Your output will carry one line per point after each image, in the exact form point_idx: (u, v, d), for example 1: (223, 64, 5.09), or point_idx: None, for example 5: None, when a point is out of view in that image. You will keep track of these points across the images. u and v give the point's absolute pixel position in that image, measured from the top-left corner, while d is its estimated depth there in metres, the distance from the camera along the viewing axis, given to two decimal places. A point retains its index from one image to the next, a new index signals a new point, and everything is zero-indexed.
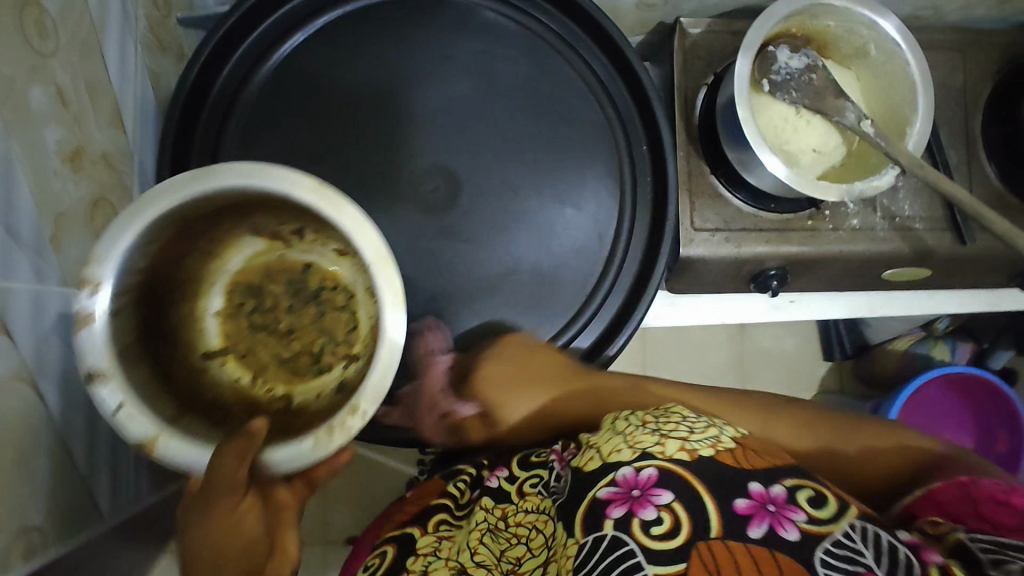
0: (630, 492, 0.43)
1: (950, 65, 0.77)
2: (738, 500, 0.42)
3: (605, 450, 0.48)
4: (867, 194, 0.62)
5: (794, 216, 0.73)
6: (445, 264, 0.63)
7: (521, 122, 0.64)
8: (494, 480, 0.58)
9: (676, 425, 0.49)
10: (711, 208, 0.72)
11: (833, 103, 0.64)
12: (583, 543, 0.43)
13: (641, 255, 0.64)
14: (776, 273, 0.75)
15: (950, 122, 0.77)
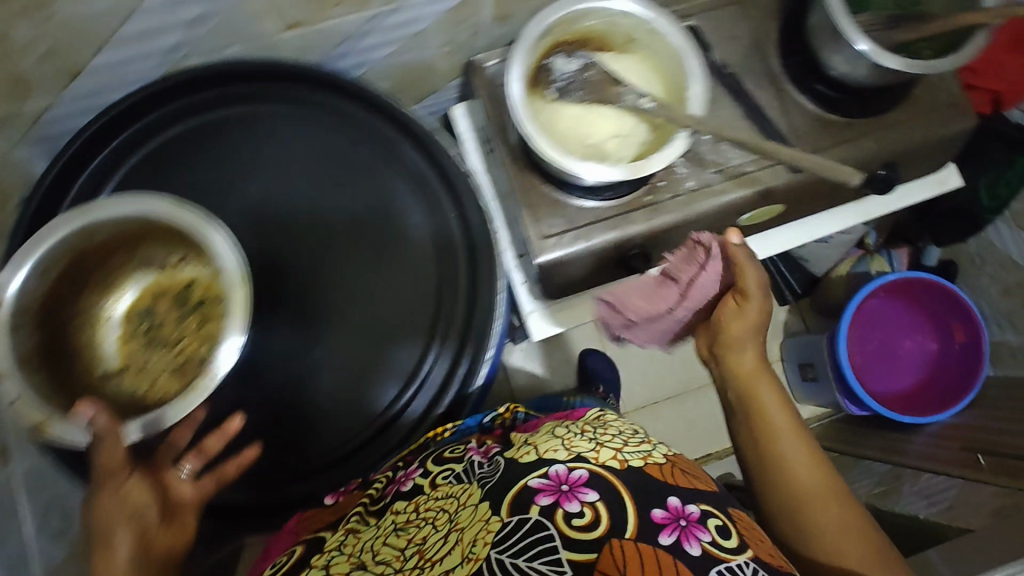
0: (559, 486, 0.58)
1: (734, 17, 0.82)
2: (655, 509, 0.55)
3: (544, 448, 0.63)
4: (662, 164, 0.66)
5: (632, 197, 0.77)
6: (307, 347, 0.72)
7: (336, 199, 0.73)
8: (406, 483, 0.68)
9: (612, 437, 0.64)
10: (552, 214, 0.76)
11: (612, 92, 0.68)
12: (505, 521, 0.56)
13: (466, 292, 0.71)
14: (637, 254, 0.79)
15: (752, 68, 0.81)
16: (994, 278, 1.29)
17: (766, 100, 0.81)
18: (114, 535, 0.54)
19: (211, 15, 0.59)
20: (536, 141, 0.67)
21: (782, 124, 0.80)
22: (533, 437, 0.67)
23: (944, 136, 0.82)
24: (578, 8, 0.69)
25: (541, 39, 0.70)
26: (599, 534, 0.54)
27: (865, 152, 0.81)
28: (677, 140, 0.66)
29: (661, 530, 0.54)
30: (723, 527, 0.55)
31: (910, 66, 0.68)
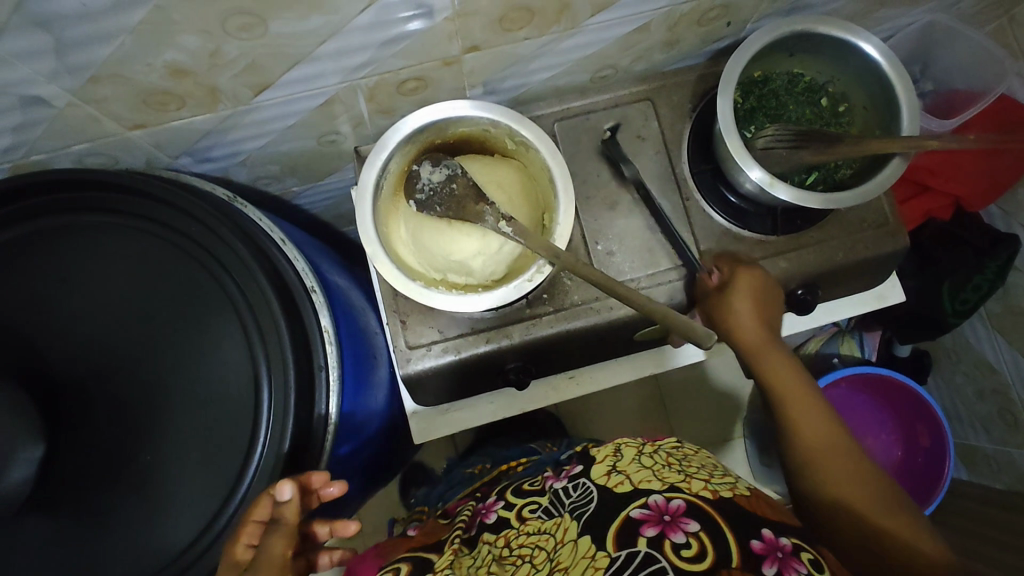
0: (662, 516, 0.58)
1: (644, 115, 0.76)
2: (753, 541, 0.55)
3: (636, 477, 0.65)
4: (519, 293, 0.61)
5: (511, 310, 0.71)
6: (79, 490, 0.56)
7: (120, 304, 0.58)
8: (491, 515, 0.72)
9: (698, 471, 0.67)
10: (422, 323, 0.71)
11: (474, 208, 0.63)
12: (616, 555, 0.55)
13: (278, 420, 0.56)
14: (515, 367, 0.74)
15: (659, 171, 0.75)
16: (969, 377, 1.17)
17: (671, 208, 0.74)
18: None
19: (35, 121, 0.57)
20: (380, 261, 0.62)
21: (686, 235, 0.74)
22: (618, 463, 0.69)
23: (870, 257, 0.74)
24: (446, 115, 0.64)
25: (405, 145, 0.65)
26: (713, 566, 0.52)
27: (777, 271, 0.73)
28: (534, 271, 0.61)
29: (761, 560, 0.53)
30: (816, 560, 0.55)
31: (802, 198, 0.62)
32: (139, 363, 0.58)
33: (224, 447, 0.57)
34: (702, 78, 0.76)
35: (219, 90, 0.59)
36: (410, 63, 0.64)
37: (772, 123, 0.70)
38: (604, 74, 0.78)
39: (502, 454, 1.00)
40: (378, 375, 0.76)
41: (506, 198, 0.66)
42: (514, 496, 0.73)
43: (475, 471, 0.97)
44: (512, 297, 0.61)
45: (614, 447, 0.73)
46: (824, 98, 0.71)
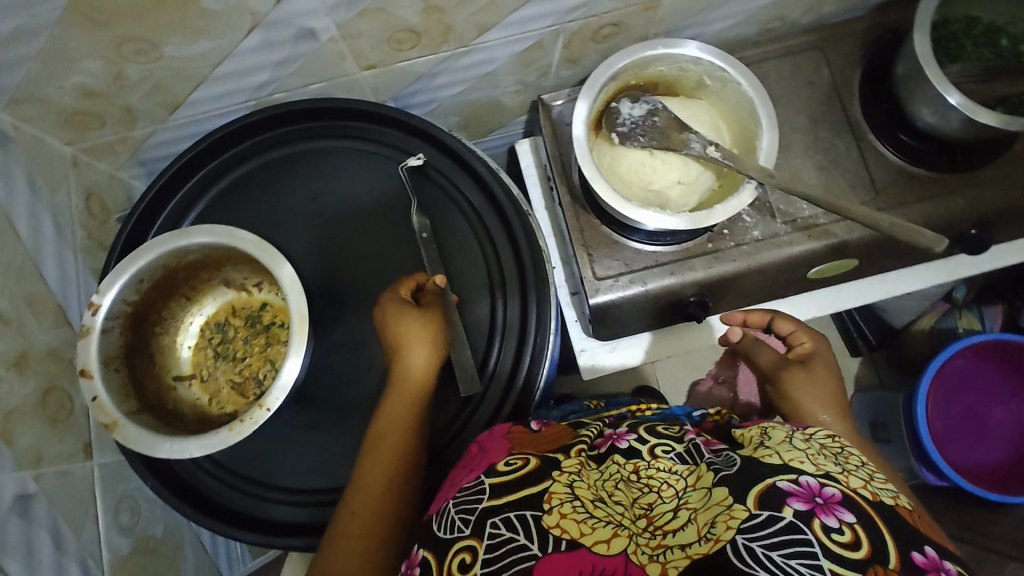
0: (813, 497, 0.47)
1: (815, 62, 0.79)
2: (913, 551, 0.44)
3: (786, 456, 0.53)
4: (731, 212, 0.65)
5: (695, 243, 0.75)
6: (330, 388, 0.62)
7: (366, 225, 0.65)
8: (626, 442, 0.61)
9: (855, 467, 0.52)
10: (611, 255, 0.75)
11: (678, 137, 0.67)
12: (755, 513, 0.47)
13: (518, 322, 0.62)
14: (695, 301, 0.77)
15: (831, 115, 0.78)
16: None
17: (845, 150, 0.77)
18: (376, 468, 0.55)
19: (295, 56, 0.64)
20: (598, 184, 0.67)
21: (860, 176, 0.76)
22: (768, 442, 0.56)
23: None
24: (650, 53, 0.68)
25: (608, 84, 0.70)
26: (866, 560, 0.42)
27: (953, 209, 0.75)
28: (743, 192, 0.65)
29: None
30: None
31: (1007, 122, 0.64)
32: (392, 274, 0.64)
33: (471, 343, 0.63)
34: (871, 26, 0.79)
35: (452, 29, 0.65)
36: (616, 6, 0.68)
37: (954, 61, 0.72)
38: (771, 26, 0.82)
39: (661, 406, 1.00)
40: None
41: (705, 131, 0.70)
42: (650, 434, 0.62)
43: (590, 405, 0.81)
44: (722, 217, 0.65)
45: (761, 430, 0.60)
46: (1004, 39, 0.72)
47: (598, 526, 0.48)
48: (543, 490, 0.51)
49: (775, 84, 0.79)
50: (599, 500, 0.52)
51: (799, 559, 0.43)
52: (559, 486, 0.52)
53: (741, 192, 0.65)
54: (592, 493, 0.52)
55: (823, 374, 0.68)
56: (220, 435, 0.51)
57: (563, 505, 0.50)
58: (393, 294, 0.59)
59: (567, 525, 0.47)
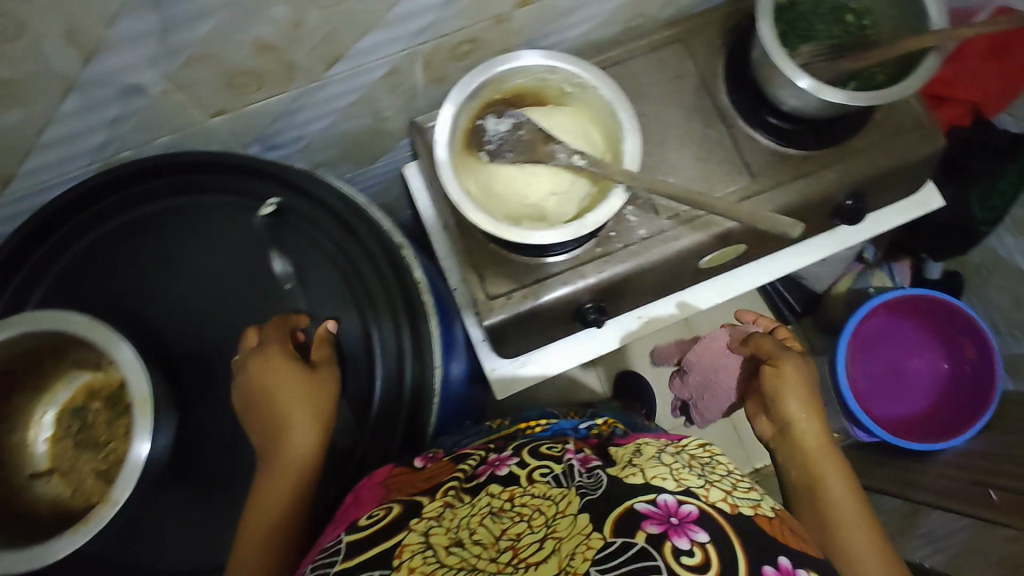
0: (668, 518, 0.47)
1: (679, 54, 0.80)
2: (766, 565, 0.45)
3: (651, 472, 0.54)
4: (603, 219, 0.65)
5: (584, 250, 0.74)
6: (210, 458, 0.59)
7: (226, 280, 0.61)
8: (505, 468, 0.59)
9: (721, 480, 0.54)
10: (502, 274, 0.74)
11: (544, 149, 0.66)
12: (609, 540, 0.46)
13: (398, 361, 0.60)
14: (593, 307, 0.77)
15: (701, 105, 0.79)
16: (1004, 289, 1.21)
17: (718, 138, 0.78)
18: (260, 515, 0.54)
19: (129, 114, 0.60)
20: (468, 209, 0.65)
21: (736, 162, 0.77)
22: (638, 458, 0.59)
23: (911, 162, 0.78)
24: (506, 67, 0.68)
25: (469, 103, 0.69)
26: None
27: (826, 183, 0.77)
28: (614, 197, 0.65)
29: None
30: None
31: (853, 98, 0.65)
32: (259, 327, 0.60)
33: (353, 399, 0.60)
34: (728, 13, 0.80)
35: (296, 65, 0.63)
36: (466, 23, 0.67)
37: (806, 42, 0.73)
38: (635, 23, 0.82)
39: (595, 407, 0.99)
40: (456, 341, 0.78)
41: (572, 137, 0.69)
42: (533, 457, 0.61)
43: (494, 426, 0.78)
44: (596, 224, 0.65)
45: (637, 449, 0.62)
46: (850, 15, 0.74)
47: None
48: (395, 545, 0.49)
49: (644, 81, 0.79)
50: (457, 546, 0.49)
51: None
52: (413, 536, 0.50)
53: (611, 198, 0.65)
54: (448, 540, 0.49)
55: (792, 377, 0.70)
56: (62, 541, 0.49)
57: (411, 559, 0.47)
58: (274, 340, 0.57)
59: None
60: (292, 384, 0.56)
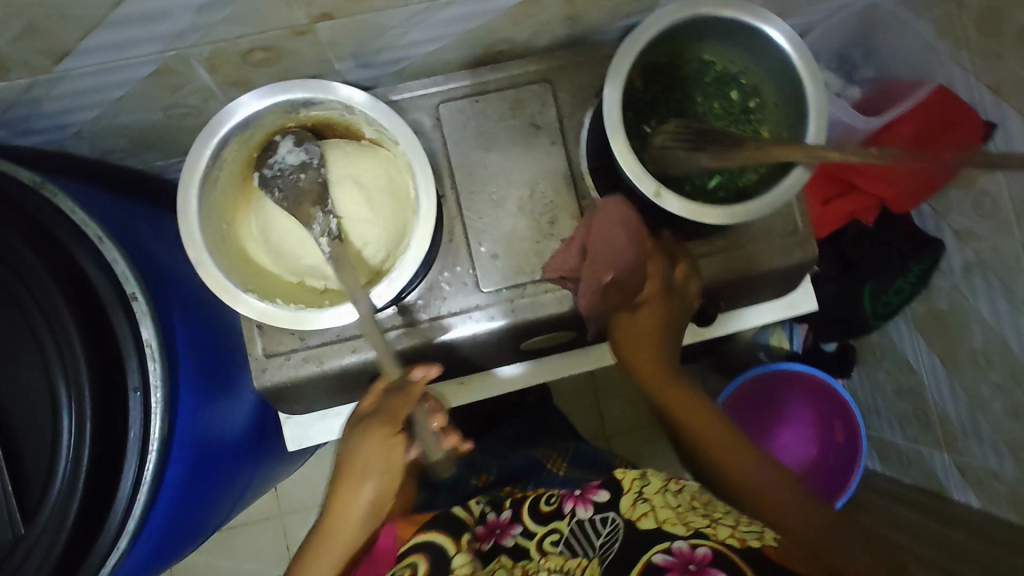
0: (685, 566, 0.52)
1: (541, 98, 0.68)
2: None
3: (661, 514, 0.57)
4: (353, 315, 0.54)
5: (382, 318, 0.65)
6: None
7: None
8: (508, 538, 0.64)
9: (725, 512, 0.57)
10: (281, 330, 0.64)
11: (309, 211, 0.58)
12: None
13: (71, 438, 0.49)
14: (391, 378, 0.67)
15: (553, 165, 0.67)
16: (890, 375, 1.16)
17: (566, 207, 0.67)
18: None
19: None
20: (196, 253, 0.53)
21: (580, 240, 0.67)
22: (647, 488, 0.61)
23: (775, 269, 0.69)
24: (306, 97, 0.55)
25: (261, 121, 0.56)
26: None
27: None
28: (385, 281, 0.55)
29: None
30: None
31: (688, 212, 0.56)
32: None
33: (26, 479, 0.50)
34: (608, 59, 0.68)
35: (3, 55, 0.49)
36: (246, 31, 0.53)
37: (676, 116, 0.63)
38: (500, 49, 0.68)
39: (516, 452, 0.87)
40: (237, 399, 0.68)
41: (359, 203, 0.58)
42: (534, 521, 0.64)
43: (476, 484, 0.81)
44: (347, 317, 0.54)
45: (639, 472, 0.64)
46: (736, 91, 0.63)
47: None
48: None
49: (493, 124, 0.67)
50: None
51: None
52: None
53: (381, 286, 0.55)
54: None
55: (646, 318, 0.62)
56: None
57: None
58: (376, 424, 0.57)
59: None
60: (347, 492, 0.56)
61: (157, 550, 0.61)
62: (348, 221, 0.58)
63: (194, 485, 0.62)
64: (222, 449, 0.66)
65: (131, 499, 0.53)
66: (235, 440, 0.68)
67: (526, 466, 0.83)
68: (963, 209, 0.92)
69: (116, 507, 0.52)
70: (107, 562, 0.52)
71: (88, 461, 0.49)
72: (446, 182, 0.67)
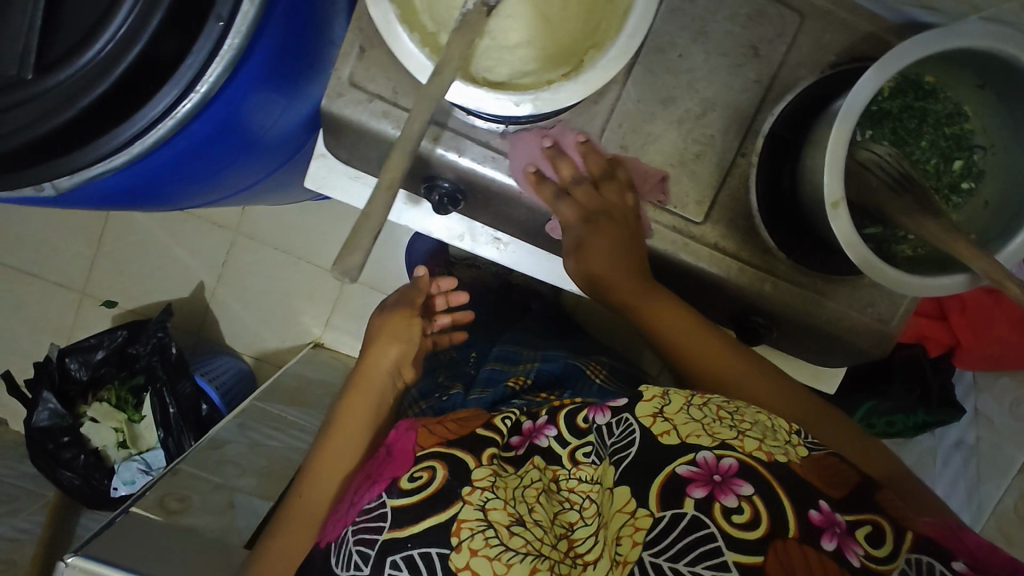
0: (711, 476, 0.46)
1: (780, 28, 0.58)
2: (810, 509, 0.44)
3: (683, 429, 0.50)
4: (458, 100, 0.48)
5: (482, 128, 0.58)
6: None
7: None
8: (542, 439, 0.57)
9: (752, 424, 0.51)
10: (382, 68, 0.56)
11: None
12: (658, 517, 0.45)
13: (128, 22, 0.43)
14: (446, 189, 0.61)
15: (739, 103, 0.59)
16: None
17: (718, 151, 0.60)
18: (322, 482, 0.64)
19: None
20: None
21: (705, 191, 0.60)
22: (666, 408, 0.53)
23: (844, 341, 0.65)
24: None
25: None
26: (765, 537, 0.43)
27: (756, 291, 0.63)
28: (512, 101, 0.48)
29: (819, 533, 0.43)
30: (877, 531, 0.44)
31: (850, 242, 0.49)
32: None
33: (58, 30, 0.45)
34: (870, 37, 0.58)
35: None
36: None
37: (892, 144, 0.55)
38: None
39: (550, 350, 0.85)
40: (292, 111, 0.61)
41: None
42: (570, 431, 0.57)
43: (512, 386, 0.76)
44: (454, 98, 0.48)
45: (660, 389, 0.55)
46: (961, 162, 0.55)
47: (513, 563, 0.47)
48: (451, 518, 0.50)
49: (716, 18, 0.58)
50: (517, 524, 0.49)
51: (703, 563, 0.42)
52: (468, 511, 0.50)
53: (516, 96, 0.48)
54: (509, 518, 0.50)
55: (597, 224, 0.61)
56: None
57: (472, 539, 0.49)
58: (400, 306, 0.73)
59: (476, 566, 0.48)
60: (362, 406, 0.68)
61: (132, 188, 0.55)
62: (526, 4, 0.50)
63: (203, 152, 0.55)
64: (246, 139, 0.59)
65: (150, 126, 0.46)
66: (262, 137, 0.61)
67: (565, 371, 0.79)
68: (998, 399, 0.90)
69: (133, 124, 0.45)
70: (90, 170, 0.46)
71: (134, 56, 0.43)
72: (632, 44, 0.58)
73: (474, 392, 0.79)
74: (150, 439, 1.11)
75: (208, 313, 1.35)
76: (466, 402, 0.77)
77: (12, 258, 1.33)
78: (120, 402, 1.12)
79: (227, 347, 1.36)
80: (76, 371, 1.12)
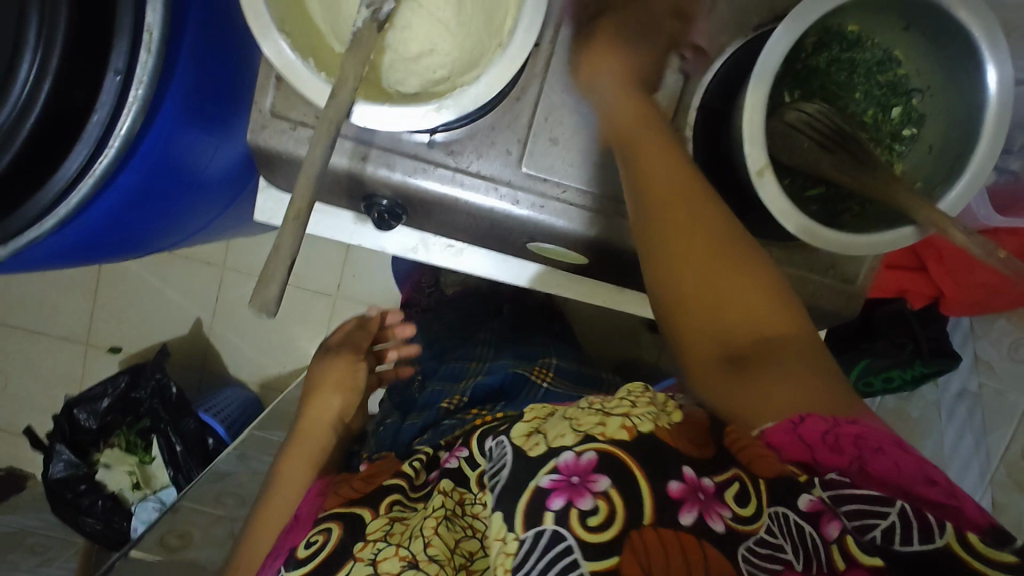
0: (569, 478, 0.41)
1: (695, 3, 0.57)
2: (670, 481, 0.40)
3: (550, 435, 0.45)
4: (363, 120, 0.48)
5: (407, 141, 0.57)
6: None
7: None
8: (454, 462, 0.59)
9: (619, 401, 0.47)
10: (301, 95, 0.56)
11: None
12: (521, 540, 0.40)
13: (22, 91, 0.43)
14: (385, 205, 0.61)
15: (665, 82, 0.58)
16: None
17: None
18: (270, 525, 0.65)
19: None
20: None
21: None
22: (545, 424, 0.48)
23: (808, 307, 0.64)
24: None
25: None
26: (624, 533, 0.39)
27: None
28: (418, 113, 0.47)
29: (679, 507, 0.40)
30: (743, 487, 0.40)
31: (778, 208, 0.48)
32: None
33: None
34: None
35: None
36: None
37: (822, 101, 0.53)
38: None
39: (496, 360, 0.85)
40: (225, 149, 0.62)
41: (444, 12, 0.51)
42: (478, 452, 0.56)
43: (447, 407, 0.78)
44: (359, 118, 0.48)
45: (544, 411, 0.51)
46: (899, 108, 0.53)
47: None
48: None
49: None
50: (409, 567, 0.49)
51: None
52: (360, 567, 0.51)
53: (418, 108, 0.48)
54: (400, 564, 0.50)
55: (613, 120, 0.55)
56: None
57: None
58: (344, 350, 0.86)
59: None
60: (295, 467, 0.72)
61: (78, 245, 0.56)
62: (422, 12, 0.51)
63: (139, 201, 0.56)
64: (181, 182, 0.60)
65: (71, 185, 0.47)
66: (202, 177, 0.62)
67: (507, 381, 0.79)
68: (996, 343, 0.88)
69: (53, 186, 0.46)
70: (22, 236, 0.47)
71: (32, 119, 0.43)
72: (546, 36, 0.57)
73: (412, 417, 0.82)
74: (163, 478, 1.15)
75: (209, 349, 1.38)
76: (403, 429, 0.80)
77: (19, 317, 1.37)
78: (130, 446, 1.16)
79: (234, 380, 1.39)
80: (85, 421, 1.14)
